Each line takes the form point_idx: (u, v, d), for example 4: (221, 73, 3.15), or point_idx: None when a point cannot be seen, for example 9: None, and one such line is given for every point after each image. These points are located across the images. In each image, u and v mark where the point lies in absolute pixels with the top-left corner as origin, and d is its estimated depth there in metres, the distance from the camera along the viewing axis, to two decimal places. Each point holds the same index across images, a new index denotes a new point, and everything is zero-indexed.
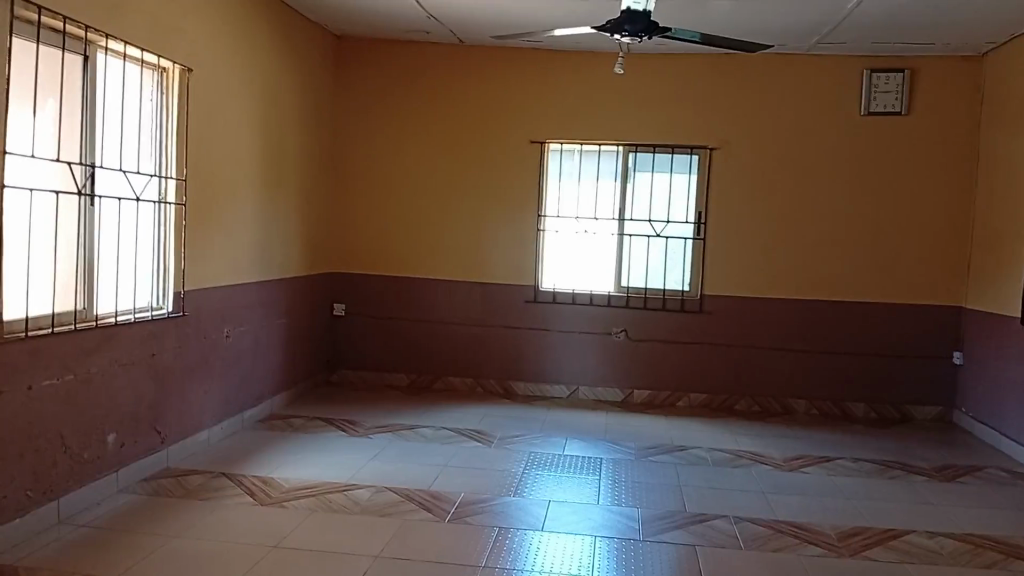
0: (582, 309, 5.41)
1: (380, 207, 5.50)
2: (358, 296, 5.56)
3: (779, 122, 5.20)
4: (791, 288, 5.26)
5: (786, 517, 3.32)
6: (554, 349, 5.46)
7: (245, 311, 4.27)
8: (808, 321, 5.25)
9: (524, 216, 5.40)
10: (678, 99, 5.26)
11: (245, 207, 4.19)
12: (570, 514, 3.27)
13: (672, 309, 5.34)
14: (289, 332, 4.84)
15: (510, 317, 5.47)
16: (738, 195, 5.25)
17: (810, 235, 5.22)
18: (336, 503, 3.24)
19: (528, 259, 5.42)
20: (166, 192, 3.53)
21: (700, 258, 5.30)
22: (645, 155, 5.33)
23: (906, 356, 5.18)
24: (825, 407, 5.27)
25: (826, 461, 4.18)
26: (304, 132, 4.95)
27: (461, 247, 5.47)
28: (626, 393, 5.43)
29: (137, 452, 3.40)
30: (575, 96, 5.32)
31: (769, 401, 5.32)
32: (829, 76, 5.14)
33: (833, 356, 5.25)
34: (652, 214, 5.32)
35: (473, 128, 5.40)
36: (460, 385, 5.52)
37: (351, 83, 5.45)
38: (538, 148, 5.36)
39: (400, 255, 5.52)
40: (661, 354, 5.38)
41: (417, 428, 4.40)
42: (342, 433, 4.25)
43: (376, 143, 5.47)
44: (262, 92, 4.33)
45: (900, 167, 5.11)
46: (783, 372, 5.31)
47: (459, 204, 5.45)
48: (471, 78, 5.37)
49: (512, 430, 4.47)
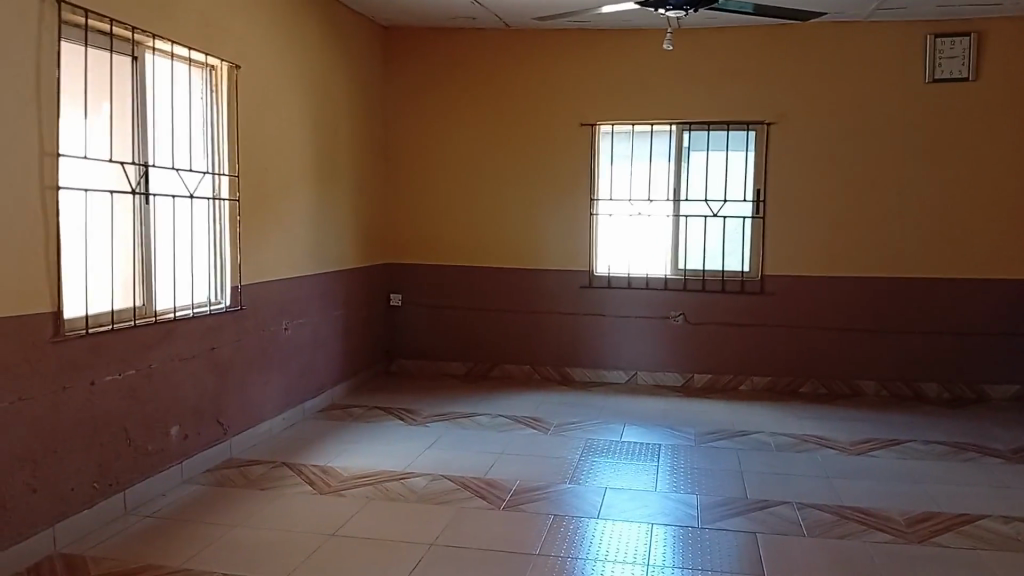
0: (639, 293, 5.33)
1: (433, 196, 5.51)
2: (415, 286, 5.59)
3: (839, 94, 5.01)
4: (856, 266, 5.08)
5: (851, 503, 3.21)
6: (611, 334, 5.40)
7: (302, 303, 4.33)
8: (874, 299, 5.07)
9: (577, 200, 5.34)
10: (731, 74, 5.12)
11: (298, 201, 4.24)
12: (626, 501, 3.22)
13: (731, 291, 5.22)
14: (346, 324, 4.90)
15: (565, 303, 5.43)
16: (797, 171, 5.09)
17: (874, 210, 5.03)
18: (393, 492, 3.26)
19: (582, 244, 5.37)
20: (219, 189, 3.59)
21: (759, 237, 5.16)
22: (700, 133, 5.21)
23: (979, 333, 4.96)
24: (895, 387, 5.09)
25: (894, 444, 4.03)
26: (355, 125, 4.99)
27: (515, 233, 5.45)
28: (687, 377, 5.34)
29: (200, 443, 3.49)
30: (626, 77, 5.22)
31: (835, 382, 5.16)
32: (890, 43, 4.93)
33: (903, 334, 5.06)
34: (709, 194, 5.20)
35: (523, 113, 5.36)
36: (518, 372, 5.51)
37: (400, 74, 5.47)
38: (589, 131, 5.29)
39: (454, 244, 5.53)
40: (721, 337, 5.27)
41: (474, 416, 4.40)
42: (399, 422, 4.29)
43: (426, 132, 5.48)
44: (311, 86, 4.37)
45: (970, 136, 4.88)
46: (850, 352, 5.14)
47: (511, 191, 5.42)
48: (519, 63, 5.33)
49: (569, 417, 4.44)
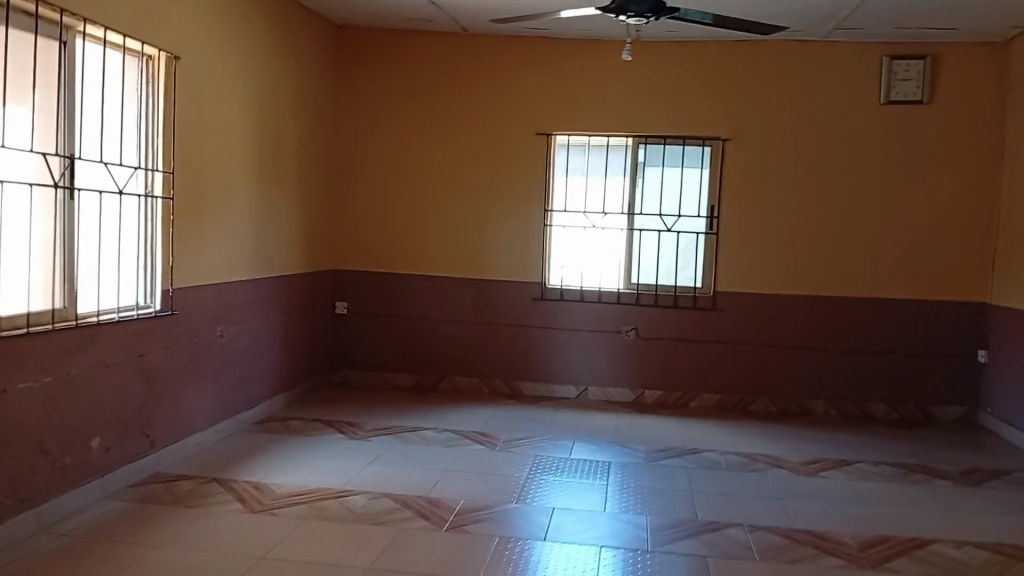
0: (591, 306, 5.24)
1: (382, 202, 5.35)
2: (361, 294, 5.41)
3: (795, 112, 5.01)
4: (807, 284, 5.07)
5: (802, 526, 3.14)
6: (562, 348, 5.29)
7: (241, 310, 4.13)
8: (825, 318, 5.06)
9: (530, 211, 5.24)
10: (688, 88, 5.08)
11: (239, 203, 4.05)
12: (575, 522, 3.10)
13: (684, 306, 5.16)
14: (288, 332, 4.71)
15: (516, 316, 5.31)
16: (752, 188, 5.06)
17: (827, 229, 5.02)
18: (330, 510, 3.09)
19: (534, 255, 5.26)
20: (152, 185, 3.40)
21: (712, 253, 5.12)
22: (655, 147, 5.16)
23: (928, 355, 4.99)
24: (844, 407, 5.08)
25: (845, 465, 4.00)
26: (302, 126, 4.82)
27: (466, 243, 5.32)
28: (637, 394, 5.25)
29: (124, 456, 3.27)
30: (583, 87, 5.15)
31: (785, 401, 5.13)
32: (845, 63, 4.94)
33: (853, 354, 5.06)
34: (663, 208, 5.14)
35: (477, 120, 5.24)
36: (467, 385, 5.36)
37: (351, 75, 5.31)
38: (544, 140, 5.20)
39: (402, 252, 5.37)
40: (673, 353, 5.20)
41: (420, 430, 4.24)
42: (341, 436, 4.11)
43: (376, 137, 5.33)
44: (256, 83, 4.19)
45: (920, 158, 4.91)
46: (800, 371, 5.12)
47: (462, 199, 5.29)
48: (474, 68, 5.22)
49: (518, 432, 4.31)
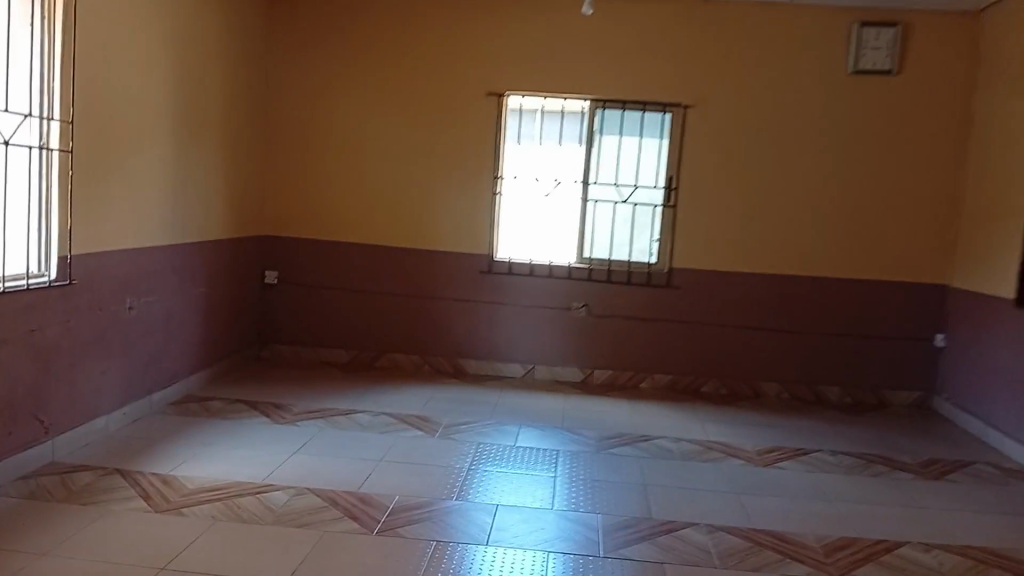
0: (541, 281, 4.95)
1: (317, 165, 4.95)
2: (293, 263, 5.02)
3: (759, 80, 4.75)
4: (766, 263, 4.86)
5: (765, 526, 2.92)
6: (509, 324, 5.00)
7: (154, 279, 3.72)
8: (782, 299, 4.87)
9: (479, 178, 4.90)
10: (649, 50, 4.77)
11: (152, 160, 3.63)
12: (519, 523, 2.83)
13: (638, 283, 4.91)
14: (210, 304, 4.31)
15: (461, 290, 4.99)
16: (712, 159, 4.80)
17: (789, 206, 4.81)
18: (247, 510, 2.76)
19: (482, 225, 4.93)
20: (48, 136, 2.96)
21: (669, 227, 4.86)
22: (614, 112, 4.85)
23: (884, 338, 4.84)
24: (798, 390, 4.92)
25: (802, 454, 3.82)
26: (229, 78, 4.37)
27: (408, 211, 4.95)
28: (586, 374, 5.00)
29: (11, 446, 2.86)
30: (538, 44, 4.80)
31: (738, 383, 4.94)
32: (814, 30, 4.69)
33: (810, 336, 4.88)
34: (619, 178, 4.87)
35: (423, 78, 4.86)
36: (406, 363, 5.04)
37: (286, 26, 4.87)
38: (495, 101, 4.84)
39: (338, 219, 4.98)
40: (625, 332, 4.95)
41: (352, 413, 3.92)
42: (265, 420, 3.77)
43: (313, 93, 4.91)
44: (175, 26, 3.75)
45: (886, 133, 4.71)
46: (754, 352, 4.92)
47: (406, 163, 4.92)
48: (421, 20, 4.82)
49: (459, 417, 4.00)
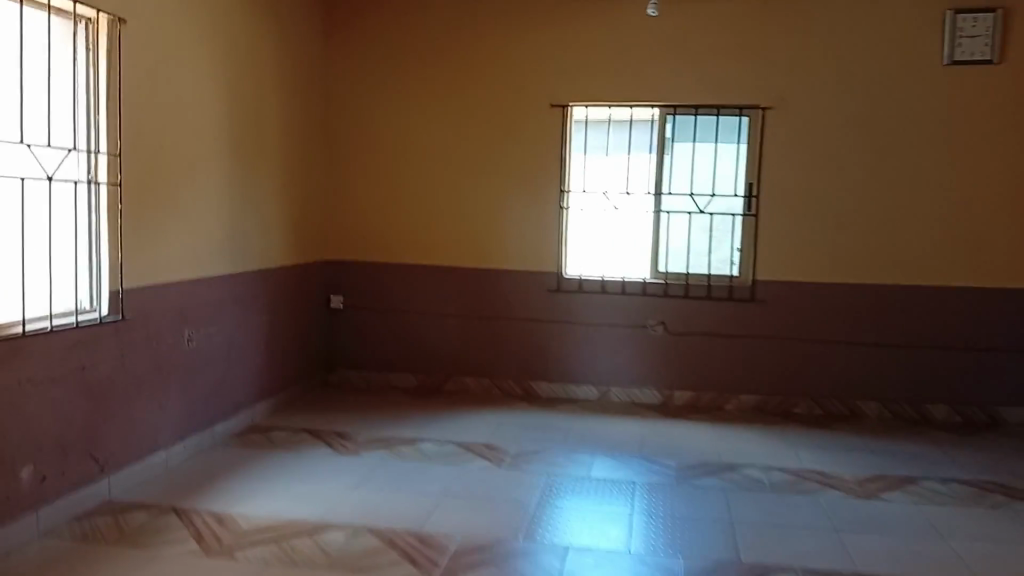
0: (614, 299, 4.70)
1: (379, 186, 4.84)
2: (359, 287, 4.91)
3: (843, 76, 4.40)
4: (858, 272, 4.49)
5: (867, 570, 2.59)
6: (581, 345, 4.76)
7: (212, 309, 3.66)
8: (877, 311, 4.48)
9: (545, 193, 4.70)
10: (720, 51, 4.49)
11: (207, 188, 3.58)
12: (593, 566, 2.58)
13: (718, 298, 4.61)
14: (273, 332, 4.23)
15: (531, 309, 4.78)
16: (795, 163, 4.48)
17: (882, 210, 4.43)
18: (300, 552, 2.61)
19: (550, 242, 4.72)
20: (95, 170, 2.92)
21: (751, 236, 4.55)
22: (685, 118, 4.59)
23: (995, 351, 4.40)
24: (900, 409, 4.51)
25: (907, 484, 3.44)
26: (286, 102, 4.32)
27: (473, 230, 4.79)
28: (666, 396, 4.71)
29: (64, 485, 2.80)
30: (603, 52, 4.58)
31: (833, 402, 4.57)
32: (901, 19, 4.33)
33: (910, 350, 4.48)
34: (695, 187, 4.59)
35: (485, 93, 4.70)
36: (475, 386, 4.85)
37: (346, 46, 4.79)
38: (559, 112, 4.64)
39: (402, 240, 4.85)
40: (706, 349, 4.65)
41: (417, 443, 3.75)
42: (327, 451, 3.64)
43: (373, 113, 4.81)
44: (227, 50, 3.71)
45: (988, 127, 4.29)
46: (849, 370, 4.55)
47: (469, 181, 4.76)
48: (480, 33, 4.67)
49: (529, 445, 3.78)
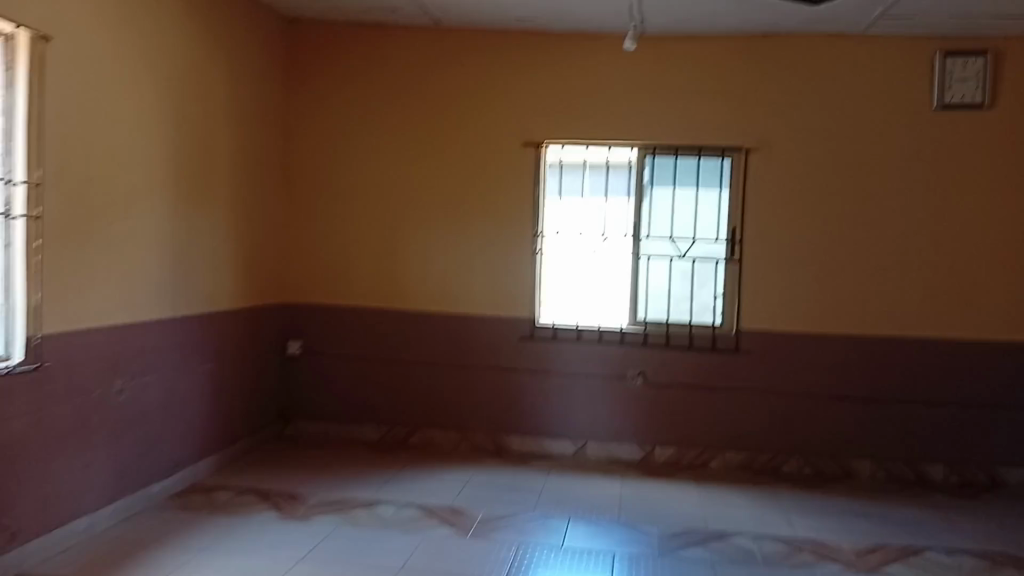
0: (590, 347, 4.42)
1: (341, 226, 4.55)
2: (319, 332, 4.59)
3: (830, 119, 4.21)
4: (847, 324, 4.25)
5: None
6: (556, 397, 4.45)
7: (147, 357, 3.34)
8: (868, 365, 4.23)
9: (519, 235, 4.43)
10: (703, 90, 4.29)
11: (146, 225, 3.29)
12: None
13: (700, 348, 4.34)
14: (220, 382, 3.90)
15: (502, 358, 4.48)
16: (781, 208, 4.26)
17: (872, 258, 4.21)
18: None
19: (523, 287, 4.45)
20: (11, 203, 2.66)
21: (735, 284, 4.31)
22: (665, 159, 4.36)
23: (993, 407, 4.16)
24: (894, 470, 4.25)
25: (910, 555, 3.16)
26: (242, 135, 4.05)
27: (441, 273, 4.50)
28: (646, 452, 4.40)
29: None
30: (579, 89, 4.37)
31: (824, 462, 4.29)
32: (890, 61, 4.15)
33: (904, 407, 4.23)
34: (675, 230, 4.35)
35: (454, 129, 4.45)
36: (442, 441, 4.52)
37: (310, 76, 4.53)
38: (535, 151, 4.40)
39: (365, 283, 4.55)
40: (689, 403, 4.36)
41: (375, 506, 3.41)
42: (273, 516, 3.29)
43: (336, 149, 4.53)
44: (173, 77, 3.44)
45: (981, 172, 4.11)
46: (840, 427, 4.28)
47: (439, 222, 4.49)
48: (451, 66, 4.44)
49: (499, 509, 3.46)
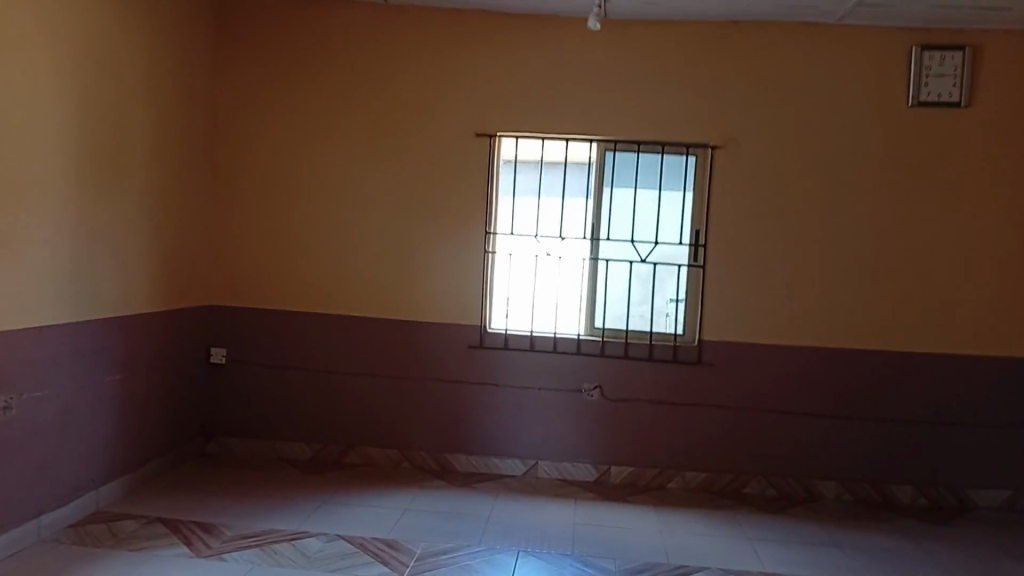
0: (544, 358, 4.09)
1: (273, 221, 4.14)
2: (247, 336, 4.18)
3: (802, 116, 3.95)
4: (815, 335, 4.00)
5: None
6: (506, 411, 4.12)
7: (41, 369, 2.92)
8: (836, 378, 3.99)
9: (469, 234, 4.09)
10: (668, 82, 3.99)
11: (42, 217, 2.86)
12: None
13: (661, 360, 4.05)
14: (131, 394, 3.49)
15: (447, 367, 4.13)
16: (749, 211, 3.98)
17: (842, 265, 3.97)
18: None
19: (471, 292, 4.11)
20: None
21: (698, 290, 4.04)
22: (626, 156, 4.06)
23: (964, 425, 3.95)
24: (860, 490, 4.02)
25: None
26: (162, 116, 3.62)
27: (382, 274, 4.13)
28: (601, 472, 4.09)
29: None
30: (536, 76, 4.03)
31: (788, 482, 4.04)
32: (866, 55, 3.91)
33: (872, 424, 3.99)
34: (636, 233, 4.06)
35: (399, 117, 4.09)
36: (380, 458, 4.16)
37: (239, 54, 4.11)
38: (487, 143, 4.06)
39: (299, 284, 4.16)
40: (648, 419, 4.07)
41: (301, 540, 3.04)
42: (184, 551, 2.90)
43: (268, 137, 4.13)
44: (79, 48, 3.02)
45: (956, 174, 3.89)
46: (806, 445, 4.03)
47: (381, 217, 4.12)
48: (397, 48, 4.07)
49: (441, 542, 3.11)
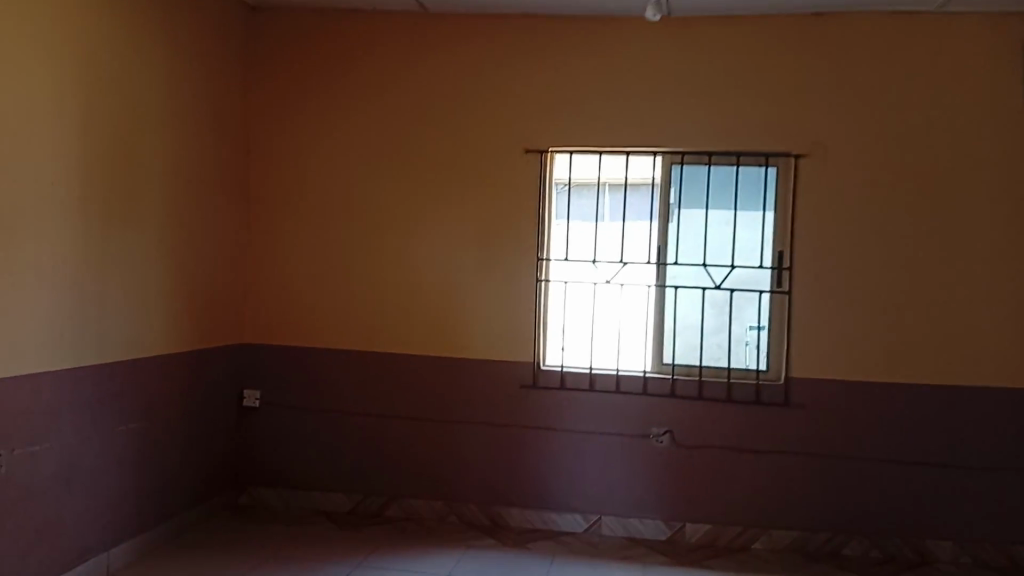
0: (606, 399, 3.64)
1: (308, 251, 3.83)
2: (282, 377, 3.86)
3: (899, 119, 3.43)
4: (922, 371, 3.43)
5: None
6: (564, 459, 3.67)
7: (39, 421, 2.63)
8: (949, 422, 3.41)
9: (519, 261, 3.69)
10: (740, 85, 3.53)
11: (37, 254, 2.59)
12: None
13: (741, 400, 3.54)
14: (147, 446, 3.19)
15: (498, 410, 3.71)
16: (839, 228, 3.47)
17: (953, 289, 3.40)
18: None
19: (523, 324, 3.69)
20: None
21: (784, 319, 3.52)
22: (696, 170, 3.60)
23: None
24: (982, 552, 3.40)
25: None
26: (185, 142, 3.35)
27: (426, 306, 3.76)
28: (675, 529, 3.59)
29: None
30: (591, 85, 3.63)
31: (893, 542, 3.46)
32: (973, 45, 3.37)
33: (993, 475, 3.39)
34: (710, 255, 3.58)
35: (441, 135, 3.73)
36: (425, 511, 3.76)
37: (270, 73, 3.84)
38: (538, 160, 3.66)
39: (337, 319, 3.82)
40: (727, 467, 3.56)
41: None
42: None
43: (303, 161, 3.83)
44: (85, 67, 2.76)
45: None
46: (913, 499, 3.45)
47: (423, 243, 3.75)
48: (437, 59, 3.72)
49: None
